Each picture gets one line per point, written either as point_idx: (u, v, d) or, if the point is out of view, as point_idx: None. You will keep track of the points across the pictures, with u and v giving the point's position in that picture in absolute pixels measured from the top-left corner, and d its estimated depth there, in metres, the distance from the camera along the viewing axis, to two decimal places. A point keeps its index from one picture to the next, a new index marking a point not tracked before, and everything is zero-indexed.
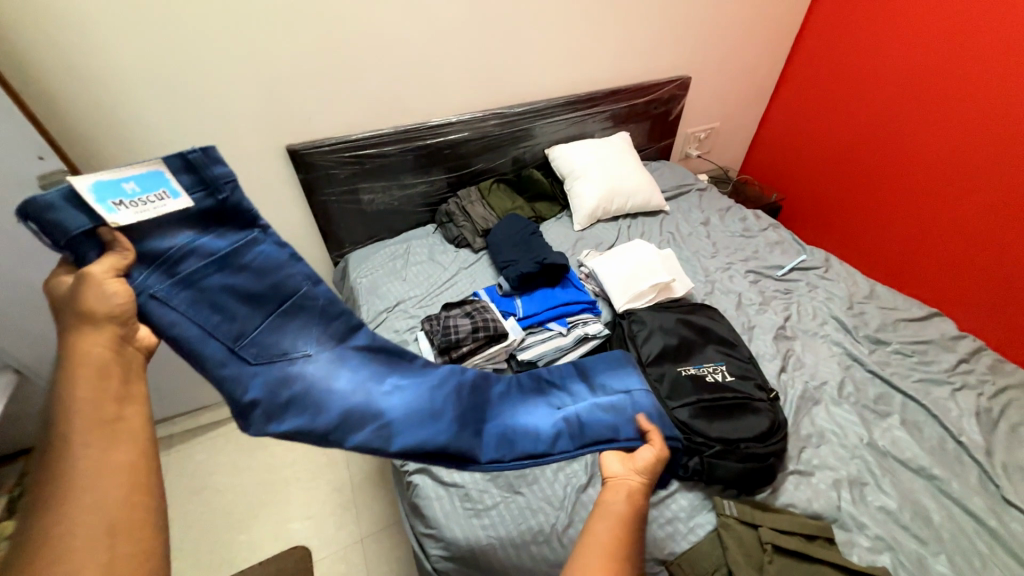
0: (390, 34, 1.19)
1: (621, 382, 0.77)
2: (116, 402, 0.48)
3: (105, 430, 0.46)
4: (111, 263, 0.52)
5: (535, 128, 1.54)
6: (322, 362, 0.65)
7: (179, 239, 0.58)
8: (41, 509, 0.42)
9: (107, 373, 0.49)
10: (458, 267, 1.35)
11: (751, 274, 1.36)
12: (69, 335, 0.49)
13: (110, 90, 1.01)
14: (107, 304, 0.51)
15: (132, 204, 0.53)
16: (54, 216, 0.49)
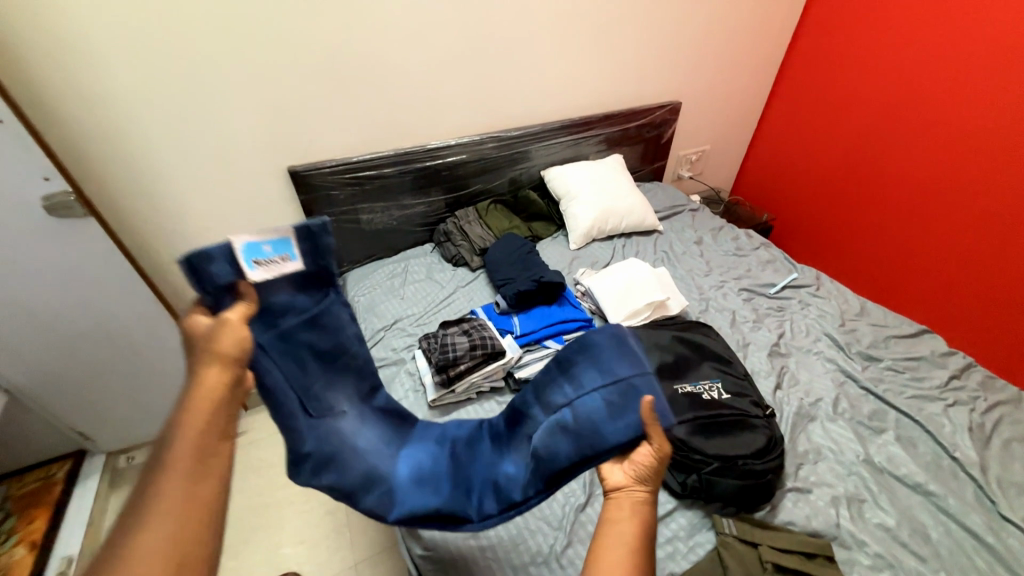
0: (391, 60, 1.24)
1: (613, 364, 0.66)
2: (218, 436, 0.50)
3: (199, 462, 0.47)
4: (241, 311, 0.59)
5: (531, 150, 1.58)
6: (352, 422, 0.77)
7: (282, 298, 0.68)
8: (125, 527, 0.42)
9: (216, 407, 0.51)
10: (456, 286, 1.37)
11: (744, 292, 1.38)
12: (198, 367, 0.52)
13: (117, 113, 1.03)
14: (233, 346, 0.55)
15: (264, 263, 0.64)
16: (209, 268, 0.58)
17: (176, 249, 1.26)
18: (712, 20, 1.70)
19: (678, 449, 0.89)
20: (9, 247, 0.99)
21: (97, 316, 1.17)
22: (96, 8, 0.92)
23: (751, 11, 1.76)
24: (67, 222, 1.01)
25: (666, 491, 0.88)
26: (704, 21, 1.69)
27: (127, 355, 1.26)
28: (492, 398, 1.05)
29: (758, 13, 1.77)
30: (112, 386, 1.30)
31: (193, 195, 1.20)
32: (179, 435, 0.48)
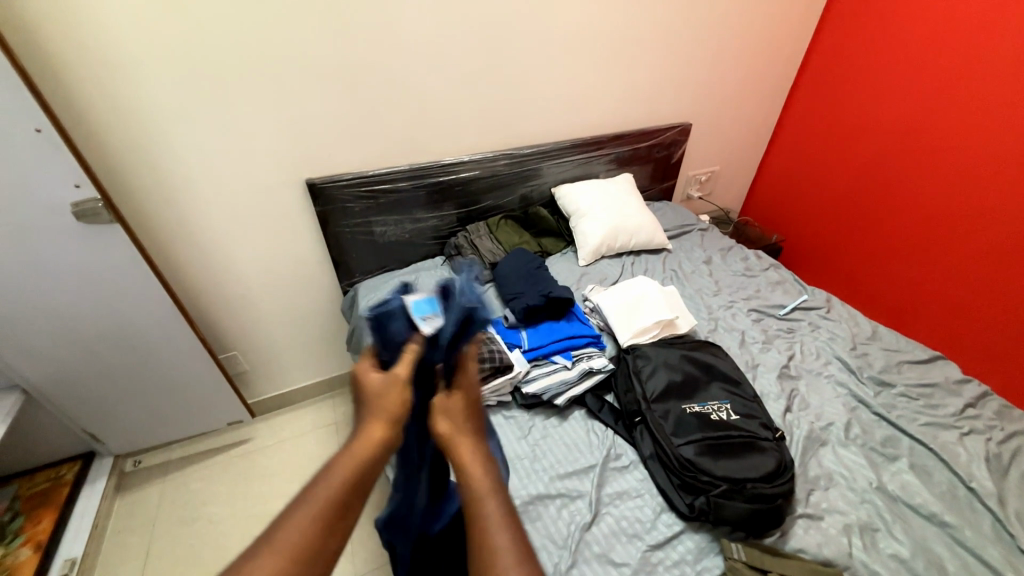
0: (410, 79, 1.28)
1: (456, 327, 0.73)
2: (357, 494, 0.52)
3: (335, 514, 0.49)
4: (406, 362, 0.63)
5: (542, 168, 1.61)
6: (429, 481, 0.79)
7: (440, 353, 0.68)
8: (253, 551, 0.45)
9: (370, 465, 0.53)
10: None
11: (754, 313, 1.37)
12: (367, 416, 0.58)
13: (147, 125, 1.08)
14: (400, 408, 0.59)
15: (427, 318, 0.69)
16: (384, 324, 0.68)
17: (194, 256, 1.29)
18: (723, 45, 1.74)
19: (686, 470, 0.89)
20: (36, 250, 1.02)
21: (116, 320, 1.20)
22: (135, 26, 0.97)
23: (761, 38, 1.79)
24: (93, 227, 1.04)
25: (674, 512, 0.87)
26: (715, 46, 1.72)
27: (141, 359, 1.29)
28: (499, 411, 1.06)
29: (767, 40, 1.81)
30: (125, 389, 1.32)
31: (214, 204, 1.24)
32: (326, 478, 0.51)
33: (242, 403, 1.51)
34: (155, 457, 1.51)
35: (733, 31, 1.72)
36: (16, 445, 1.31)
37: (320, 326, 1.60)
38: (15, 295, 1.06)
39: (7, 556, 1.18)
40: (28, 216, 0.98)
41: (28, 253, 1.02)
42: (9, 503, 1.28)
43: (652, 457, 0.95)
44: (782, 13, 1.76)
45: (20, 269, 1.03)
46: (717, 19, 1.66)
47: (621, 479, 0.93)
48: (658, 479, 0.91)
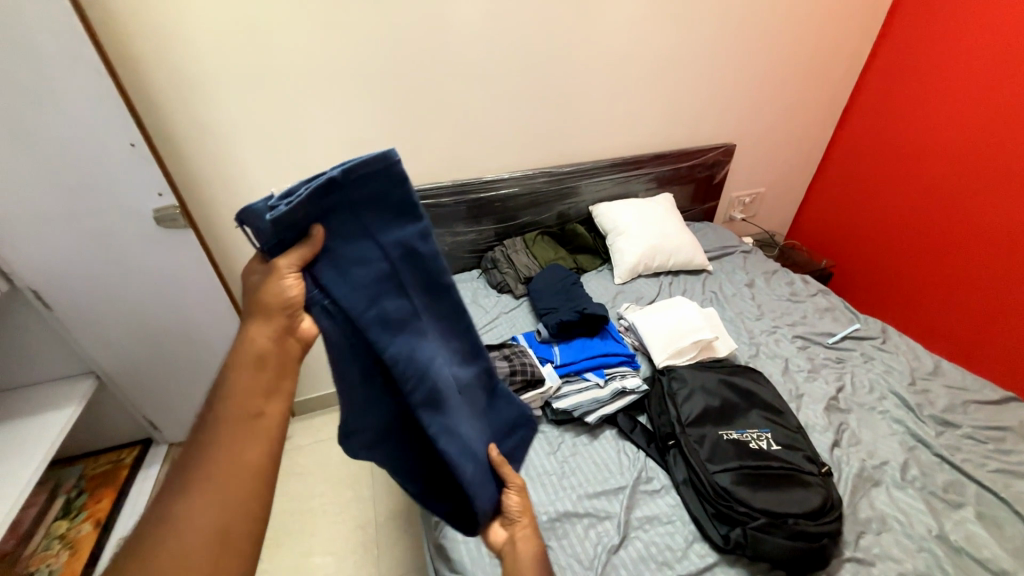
0: (457, 102, 1.35)
1: (357, 196, 0.51)
2: (262, 397, 0.51)
3: (245, 423, 0.49)
4: (297, 256, 0.49)
5: (580, 186, 1.63)
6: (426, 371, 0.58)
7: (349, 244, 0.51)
8: (175, 491, 0.46)
9: (261, 371, 0.51)
10: (499, 312, 1.43)
11: (799, 340, 1.31)
12: (247, 326, 0.51)
13: (220, 141, 1.19)
14: (282, 301, 0.50)
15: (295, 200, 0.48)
16: (257, 224, 0.48)
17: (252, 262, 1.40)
18: (770, 67, 1.71)
19: (721, 499, 0.86)
20: (121, 251, 1.14)
21: (181, 318, 1.30)
22: (218, 54, 1.09)
23: (811, 59, 1.76)
24: (169, 232, 1.15)
25: (707, 543, 0.84)
26: (762, 69, 1.70)
27: (200, 355, 1.39)
28: None
29: (817, 62, 1.77)
30: (183, 382, 1.43)
31: None
32: (232, 395, 0.49)
33: None
34: None
35: (780, 54, 1.70)
36: (89, 426, 1.45)
37: None
38: (100, 291, 1.18)
39: (71, 529, 1.29)
40: (118, 220, 1.10)
41: (114, 253, 1.14)
42: (77, 479, 1.41)
43: (685, 483, 0.92)
44: (833, 35, 1.73)
45: (106, 266, 1.15)
46: (764, 43, 1.64)
47: (651, 503, 0.90)
48: (691, 506, 0.88)
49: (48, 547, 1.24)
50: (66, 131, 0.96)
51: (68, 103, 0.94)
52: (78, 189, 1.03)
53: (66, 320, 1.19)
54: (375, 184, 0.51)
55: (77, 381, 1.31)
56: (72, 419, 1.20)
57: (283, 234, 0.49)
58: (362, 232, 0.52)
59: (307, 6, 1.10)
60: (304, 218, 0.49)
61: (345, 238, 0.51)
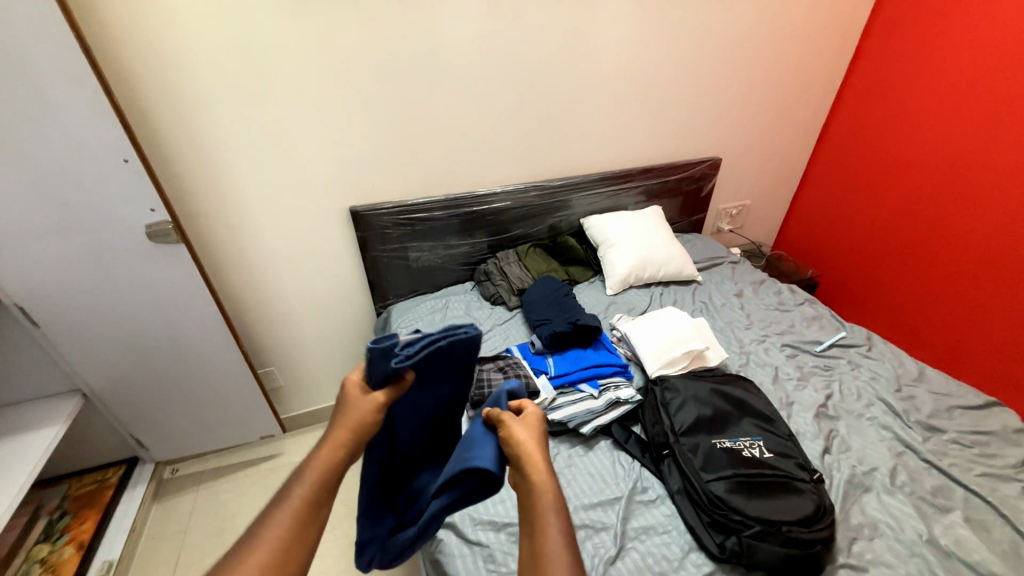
0: (450, 118, 1.38)
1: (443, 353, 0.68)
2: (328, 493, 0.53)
3: (306, 517, 0.51)
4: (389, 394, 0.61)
5: (571, 199, 1.66)
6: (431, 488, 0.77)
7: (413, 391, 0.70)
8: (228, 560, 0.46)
9: (339, 464, 0.55)
10: (493, 323, 1.43)
11: (788, 348, 1.33)
12: (341, 419, 0.58)
13: (215, 156, 1.19)
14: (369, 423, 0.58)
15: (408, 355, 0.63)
16: (376, 363, 0.60)
17: (245, 276, 1.39)
18: (753, 83, 1.77)
19: (716, 508, 0.86)
20: (111, 266, 1.13)
21: (171, 333, 1.29)
22: (214, 71, 1.10)
23: (792, 77, 1.82)
24: (161, 247, 1.15)
25: (703, 552, 0.84)
26: (744, 85, 1.76)
27: (190, 371, 1.37)
28: None
29: (796, 79, 1.84)
30: (172, 398, 1.40)
31: (266, 228, 1.34)
32: (302, 484, 0.52)
33: (276, 417, 1.57)
34: (188, 467, 1.58)
35: (762, 72, 1.76)
36: (73, 445, 1.41)
37: (352, 346, 1.66)
38: (89, 307, 1.17)
39: (52, 553, 1.25)
40: (108, 235, 1.09)
41: (105, 268, 1.13)
42: (59, 501, 1.37)
43: (680, 492, 0.92)
44: (811, 54, 1.80)
45: (95, 281, 1.14)
46: (746, 61, 1.71)
47: (647, 513, 0.91)
48: (687, 516, 0.88)
49: (27, 571, 1.19)
50: (59, 146, 0.96)
51: (64, 120, 0.94)
52: (70, 204, 1.03)
53: (53, 336, 1.17)
54: (457, 350, 0.69)
55: (62, 399, 1.28)
56: (57, 438, 1.18)
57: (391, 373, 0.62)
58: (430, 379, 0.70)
59: (301, 23, 1.12)
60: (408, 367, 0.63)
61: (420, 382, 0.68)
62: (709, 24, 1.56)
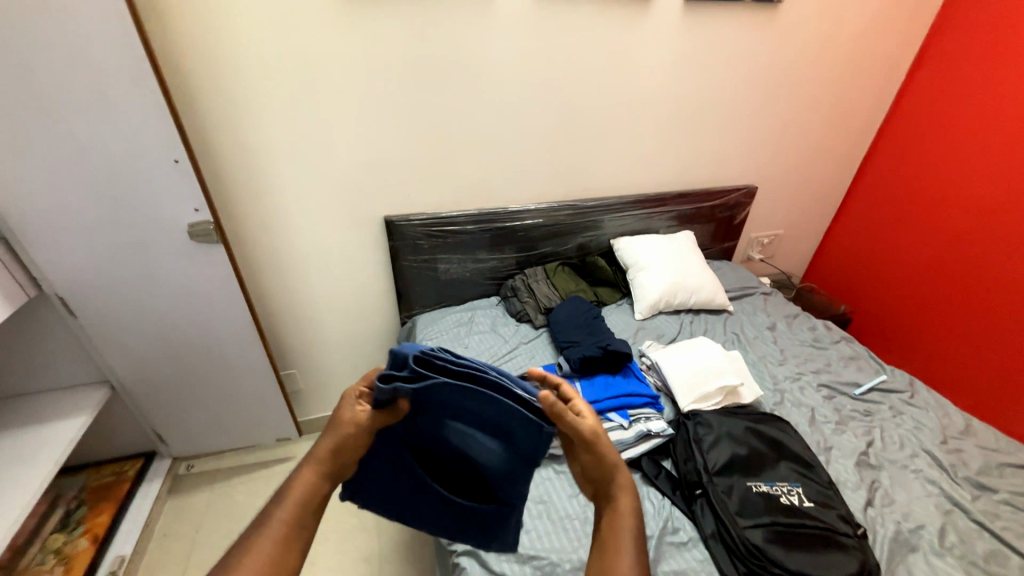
0: (489, 133, 1.38)
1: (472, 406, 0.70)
2: (306, 514, 0.63)
3: (292, 533, 0.60)
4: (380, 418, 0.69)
5: (603, 220, 1.65)
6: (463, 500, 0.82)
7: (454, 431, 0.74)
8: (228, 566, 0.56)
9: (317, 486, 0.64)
10: (518, 341, 1.41)
11: (824, 389, 1.28)
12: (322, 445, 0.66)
13: (258, 160, 1.21)
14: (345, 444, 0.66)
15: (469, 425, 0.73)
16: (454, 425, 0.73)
17: (275, 278, 1.40)
18: (794, 112, 1.75)
19: (754, 558, 0.82)
20: (149, 261, 1.15)
21: (200, 331, 1.29)
22: (266, 76, 1.12)
23: (833, 108, 1.79)
24: (202, 247, 1.16)
25: None
26: (784, 114, 1.74)
27: (214, 370, 1.37)
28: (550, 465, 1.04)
29: (838, 113, 1.81)
30: (194, 395, 1.41)
31: (301, 232, 1.35)
32: (285, 504, 0.62)
33: (294, 421, 1.56)
34: (204, 464, 1.58)
35: (803, 103, 1.74)
36: (94, 435, 1.42)
37: (374, 354, 1.66)
38: (126, 301, 1.18)
39: (67, 545, 1.25)
40: (151, 231, 1.11)
41: (145, 265, 1.15)
42: (77, 491, 1.38)
43: (714, 537, 0.88)
44: (856, 87, 1.77)
45: (133, 275, 1.16)
46: (788, 91, 1.68)
47: (679, 556, 0.86)
48: (721, 564, 0.84)
49: (42, 562, 1.20)
50: (114, 144, 0.99)
51: (120, 118, 0.96)
52: (118, 200, 1.05)
53: (88, 327, 1.19)
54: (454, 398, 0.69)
55: (90, 390, 1.29)
56: (82, 429, 1.19)
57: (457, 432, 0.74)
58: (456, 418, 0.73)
59: (353, 35, 1.13)
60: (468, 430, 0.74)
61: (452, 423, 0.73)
62: (753, 53, 1.54)
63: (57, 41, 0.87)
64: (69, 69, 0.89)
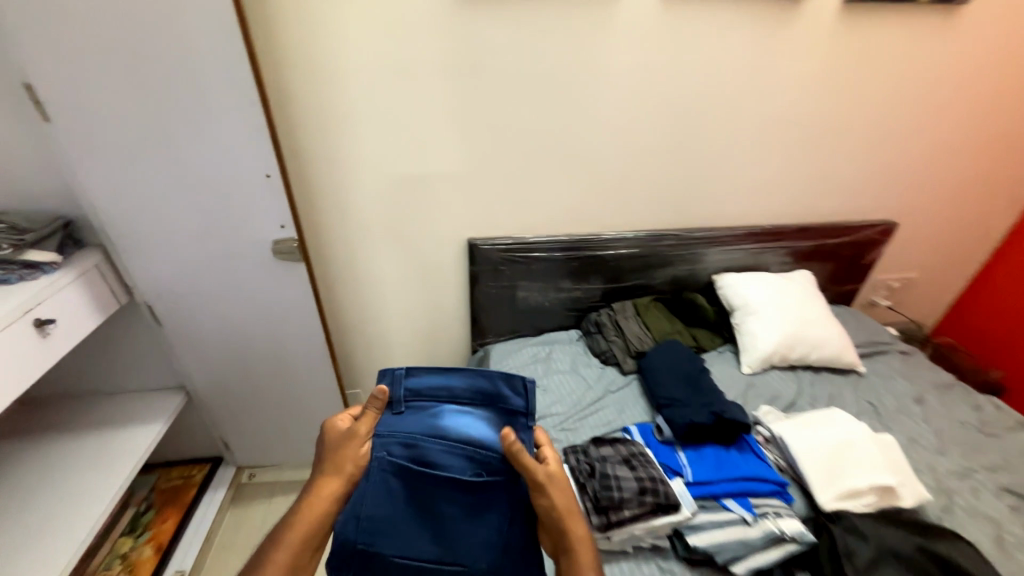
0: (590, 152, 1.23)
1: (462, 416, 0.74)
2: (309, 554, 0.63)
3: (291, 574, 0.61)
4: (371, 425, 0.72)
5: (707, 254, 1.44)
6: (448, 543, 0.72)
7: (439, 449, 0.73)
8: None
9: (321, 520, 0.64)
10: (605, 389, 1.24)
11: (1007, 496, 1.00)
12: (321, 473, 0.67)
13: (348, 174, 1.14)
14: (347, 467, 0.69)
15: (460, 441, 0.73)
16: (439, 442, 0.73)
17: (351, 295, 1.33)
18: (954, 137, 1.44)
19: None
20: (233, 275, 1.11)
21: (273, 346, 1.25)
22: (364, 86, 1.04)
23: (1008, 133, 1.46)
24: (284, 264, 1.11)
25: None
26: (942, 139, 1.44)
27: (284, 385, 1.33)
28: (653, 558, 0.87)
29: (1012, 139, 1.48)
30: (263, 408, 1.37)
31: (381, 250, 1.27)
32: (282, 548, 0.61)
33: None
34: (266, 474, 1.55)
35: (970, 127, 1.43)
36: (169, 437, 1.43)
37: None
38: (208, 312, 1.16)
39: (133, 550, 1.25)
40: (238, 245, 1.07)
41: (229, 278, 1.11)
42: (148, 493, 1.38)
43: None
44: None
45: (218, 288, 1.12)
46: (953, 111, 1.39)
47: None
48: None
49: (110, 567, 1.20)
50: (209, 157, 0.94)
51: (220, 127, 0.92)
52: (208, 212, 1.01)
53: (171, 336, 1.18)
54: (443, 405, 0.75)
55: (167, 396, 1.28)
56: (156, 438, 1.17)
57: (445, 446, 0.73)
58: (445, 432, 0.73)
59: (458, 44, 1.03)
60: (456, 446, 0.73)
61: (441, 435, 0.73)
62: (916, 66, 1.28)
63: (168, 46, 0.83)
64: (175, 75, 0.85)
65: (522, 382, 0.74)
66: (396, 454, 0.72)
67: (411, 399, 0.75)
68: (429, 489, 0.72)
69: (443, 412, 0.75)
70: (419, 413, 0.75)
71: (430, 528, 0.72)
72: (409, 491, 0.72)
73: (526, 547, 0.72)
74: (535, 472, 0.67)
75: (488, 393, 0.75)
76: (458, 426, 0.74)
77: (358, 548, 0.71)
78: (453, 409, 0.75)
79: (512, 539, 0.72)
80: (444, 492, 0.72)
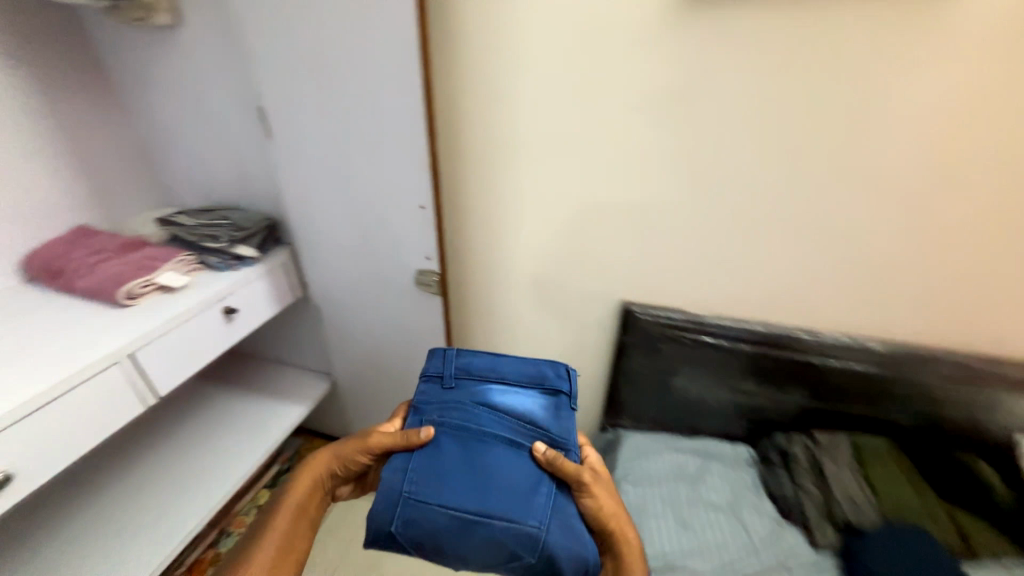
0: (822, 223, 0.88)
1: (508, 388, 0.73)
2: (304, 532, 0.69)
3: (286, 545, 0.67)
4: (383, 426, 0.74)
5: (1007, 400, 0.92)
6: (496, 505, 0.63)
7: (483, 413, 0.70)
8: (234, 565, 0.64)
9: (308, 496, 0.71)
10: (776, 560, 0.88)
11: None
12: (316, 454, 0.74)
13: (500, 209, 0.99)
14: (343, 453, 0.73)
15: (501, 409, 0.70)
16: (480, 409, 0.70)
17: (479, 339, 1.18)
18: None
19: None
20: (380, 292, 1.12)
21: (403, 365, 1.25)
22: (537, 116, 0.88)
23: None
24: (423, 293, 1.06)
25: None
26: None
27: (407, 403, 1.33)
28: None
29: None
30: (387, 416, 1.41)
31: (518, 297, 1.09)
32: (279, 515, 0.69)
33: None
34: None
35: None
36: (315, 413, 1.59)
37: None
38: (356, 320, 1.21)
39: None
40: (387, 266, 1.07)
41: (376, 294, 1.13)
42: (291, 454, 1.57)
43: None
44: None
45: (366, 302, 1.15)
46: None
47: None
48: None
49: (247, 513, 1.40)
50: (376, 180, 0.94)
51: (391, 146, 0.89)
52: (367, 232, 1.02)
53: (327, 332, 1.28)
54: (487, 377, 0.74)
55: (312, 380, 1.38)
56: (298, 421, 1.22)
57: (484, 414, 0.70)
58: (489, 400, 0.71)
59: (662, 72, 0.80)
60: (499, 411, 0.70)
61: (485, 403, 0.71)
62: None
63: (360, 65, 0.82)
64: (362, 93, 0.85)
65: (566, 369, 0.75)
66: (443, 419, 0.70)
67: (460, 376, 0.74)
68: (477, 453, 0.67)
69: (489, 382, 0.73)
70: (467, 386, 0.73)
71: (475, 489, 0.64)
72: (456, 449, 0.67)
73: (574, 525, 0.65)
74: (581, 473, 0.67)
75: (537, 375, 0.74)
76: (507, 400, 0.71)
77: (401, 504, 0.64)
78: (496, 381, 0.73)
79: (561, 507, 0.66)
80: (491, 457, 0.66)
